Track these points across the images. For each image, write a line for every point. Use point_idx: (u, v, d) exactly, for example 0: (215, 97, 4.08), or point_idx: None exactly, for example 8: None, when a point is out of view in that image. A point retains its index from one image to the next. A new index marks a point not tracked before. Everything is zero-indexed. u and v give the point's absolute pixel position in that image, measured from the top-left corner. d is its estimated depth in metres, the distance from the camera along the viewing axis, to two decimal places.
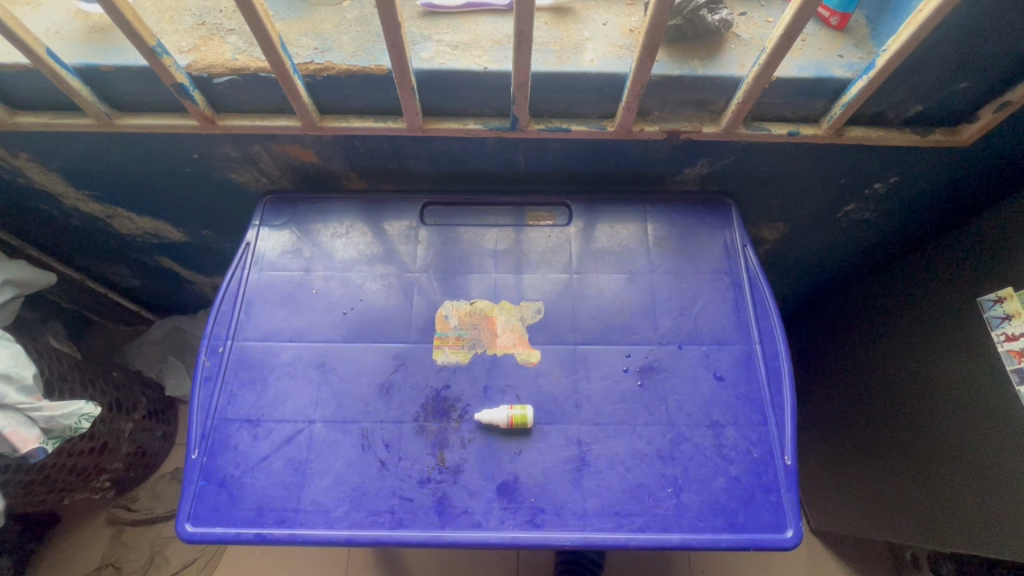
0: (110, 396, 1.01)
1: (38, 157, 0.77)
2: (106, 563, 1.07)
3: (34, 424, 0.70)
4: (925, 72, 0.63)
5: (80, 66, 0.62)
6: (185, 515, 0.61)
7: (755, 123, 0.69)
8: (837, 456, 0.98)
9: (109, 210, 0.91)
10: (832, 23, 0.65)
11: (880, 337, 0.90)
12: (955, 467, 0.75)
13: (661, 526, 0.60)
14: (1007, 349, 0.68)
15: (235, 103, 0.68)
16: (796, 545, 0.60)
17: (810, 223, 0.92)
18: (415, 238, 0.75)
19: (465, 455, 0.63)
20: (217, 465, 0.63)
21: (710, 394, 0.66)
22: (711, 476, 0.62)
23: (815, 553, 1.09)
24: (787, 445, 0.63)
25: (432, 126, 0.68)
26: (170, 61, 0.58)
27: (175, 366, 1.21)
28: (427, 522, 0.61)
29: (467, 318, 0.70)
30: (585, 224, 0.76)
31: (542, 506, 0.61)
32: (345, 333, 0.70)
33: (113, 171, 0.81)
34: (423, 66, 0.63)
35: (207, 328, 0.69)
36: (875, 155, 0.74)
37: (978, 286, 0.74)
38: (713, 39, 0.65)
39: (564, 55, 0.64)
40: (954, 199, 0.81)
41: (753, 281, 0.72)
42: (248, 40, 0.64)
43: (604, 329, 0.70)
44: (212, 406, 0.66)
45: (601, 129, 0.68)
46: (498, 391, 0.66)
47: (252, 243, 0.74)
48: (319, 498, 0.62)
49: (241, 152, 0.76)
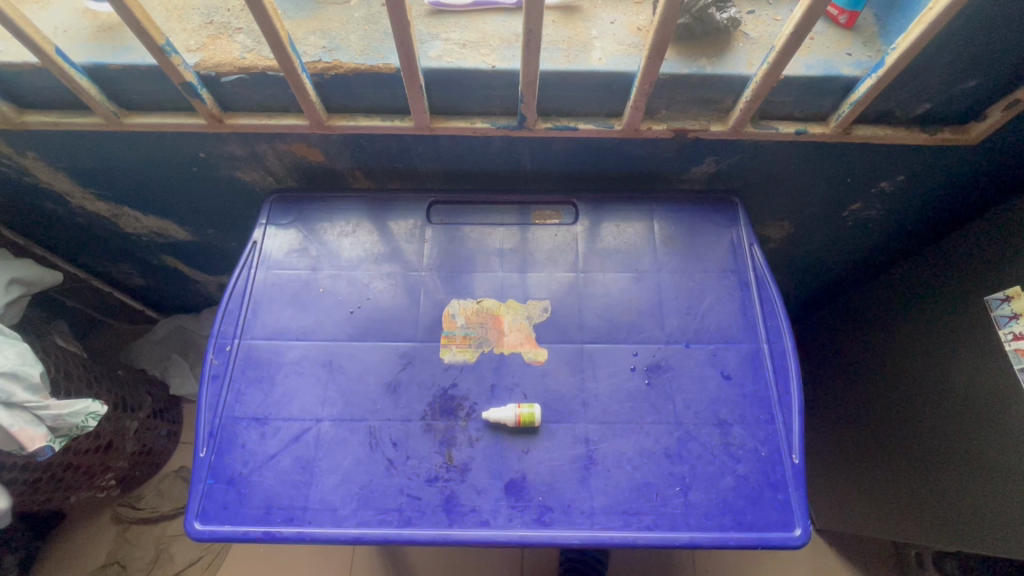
0: (115, 394, 1.02)
1: (45, 156, 0.77)
2: (112, 561, 1.07)
3: (41, 422, 0.70)
4: (934, 70, 0.63)
5: (88, 65, 0.62)
6: (193, 512, 0.61)
7: (762, 122, 0.69)
8: (842, 455, 0.99)
9: (115, 209, 0.91)
10: (840, 22, 0.65)
11: (886, 336, 0.90)
12: (959, 467, 0.75)
13: (668, 525, 0.60)
14: (1014, 347, 0.68)
15: (243, 102, 0.68)
16: (804, 544, 0.60)
17: (815, 223, 0.92)
18: (421, 237, 0.75)
19: (472, 454, 0.63)
20: (226, 463, 0.63)
21: (717, 393, 0.66)
22: (719, 475, 0.62)
23: (819, 552, 1.09)
24: (795, 444, 0.63)
25: (439, 124, 0.68)
26: (178, 59, 0.58)
27: (178, 363, 1.21)
28: (435, 520, 0.61)
29: (474, 317, 0.70)
30: (590, 223, 0.76)
31: (550, 504, 0.61)
32: (352, 332, 0.70)
33: (119, 170, 0.81)
34: (431, 64, 0.63)
35: (214, 327, 0.69)
36: (882, 154, 0.74)
37: (985, 285, 0.74)
38: (721, 37, 0.65)
39: (572, 53, 0.64)
40: (961, 197, 0.81)
41: (760, 279, 0.72)
42: (256, 39, 0.64)
43: (611, 328, 0.70)
44: (220, 404, 0.66)
45: (608, 128, 0.68)
46: (505, 390, 0.66)
47: (258, 242, 0.75)
48: (327, 497, 0.62)
49: (247, 151, 0.76)
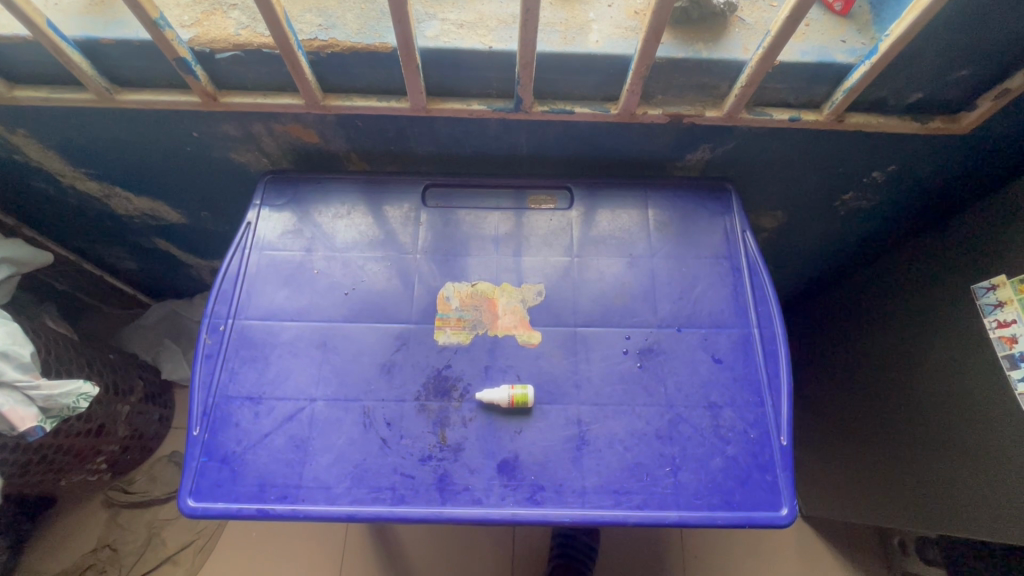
0: (106, 378, 1.01)
1: (36, 133, 0.76)
2: (103, 545, 1.07)
3: (31, 403, 0.69)
4: (926, 60, 0.64)
5: (80, 38, 0.61)
6: (187, 490, 0.61)
7: (757, 109, 0.69)
8: (831, 444, 1.00)
9: (107, 189, 0.90)
10: (835, 8, 0.65)
11: (874, 329, 0.91)
12: (946, 456, 0.76)
13: (658, 504, 0.61)
14: (999, 335, 0.69)
15: (237, 81, 0.68)
16: (790, 523, 0.61)
17: (808, 211, 0.93)
18: (416, 221, 0.75)
19: (465, 434, 0.64)
20: (219, 442, 0.63)
21: (708, 376, 0.67)
22: (708, 456, 0.63)
23: (806, 539, 1.11)
24: (783, 427, 0.64)
25: (436, 106, 0.68)
26: (172, 34, 0.57)
27: (171, 349, 1.21)
28: (428, 498, 0.61)
29: (468, 300, 0.71)
30: (585, 209, 0.76)
31: (542, 483, 0.62)
32: (347, 313, 0.70)
33: (110, 149, 0.80)
34: (427, 44, 0.63)
35: (208, 306, 0.69)
36: (874, 143, 0.75)
37: (971, 273, 0.75)
38: (717, 23, 0.65)
39: (568, 35, 0.64)
40: (952, 186, 0.82)
41: (753, 266, 0.72)
42: (252, 16, 0.64)
43: (604, 313, 0.70)
44: (214, 383, 0.66)
45: (604, 111, 0.68)
46: (499, 371, 0.67)
47: (252, 224, 0.74)
48: (320, 475, 0.62)
49: (241, 131, 0.76)
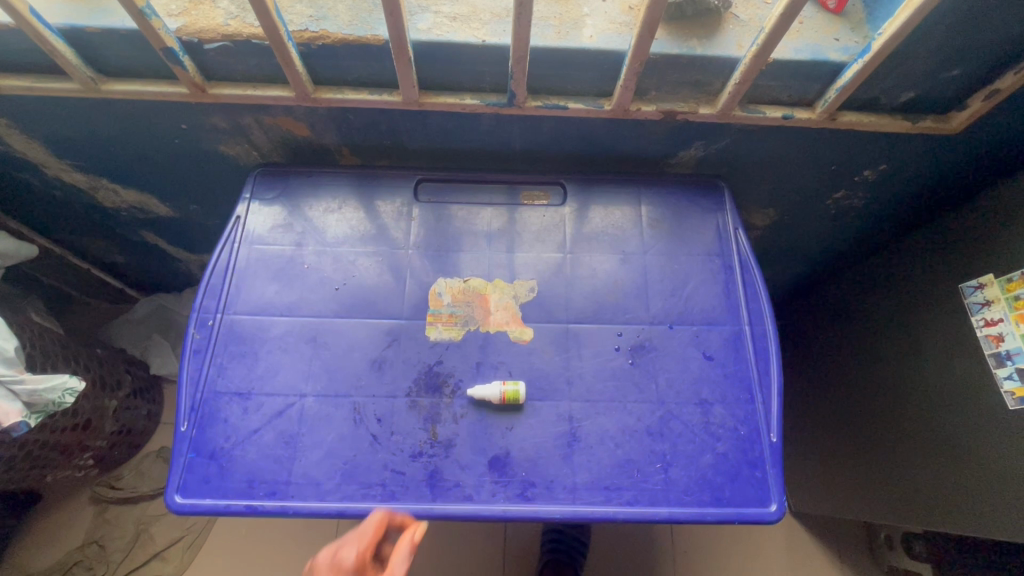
0: (93, 373, 1.00)
1: (19, 123, 0.75)
2: (91, 541, 1.06)
3: (16, 398, 0.68)
4: (918, 59, 0.64)
5: (64, 26, 0.60)
6: (174, 486, 0.61)
7: (750, 106, 0.69)
8: (820, 441, 1.00)
9: (93, 181, 0.89)
10: (829, 6, 0.65)
11: (863, 327, 0.92)
12: (932, 453, 0.77)
13: (648, 500, 0.61)
14: (985, 333, 0.70)
15: (226, 72, 0.67)
16: (779, 519, 0.62)
17: (800, 209, 0.93)
18: (408, 216, 0.75)
19: (456, 430, 0.64)
20: (207, 438, 0.63)
21: (699, 373, 0.67)
22: (699, 453, 0.63)
23: (795, 534, 1.12)
24: (773, 423, 0.65)
25: (428, 100, 0.67)
26: (159, 23, 0.56)
27: (159, 344, 1.20)
28: (419, 495, 0.61)
29: (460, 296, 0.70)
30: (578, 205, 0.76)
31: (533, 479, 0.62)
32: (338, 308, 0.69)
33: (97, 140, 0.79)
34: (420, 36, 0.62)
35: (196, 301, 0.68)
36: (865, 141, 0.75)
37: (960, 271, 0.76)
38: (711, 19, 0.65)
39: (562, 30, 0.64)
40: (942, 185, 0.82)
41: (745, 264, 0.72)
42: (241, 6, 0.63)
43: (596, 309, 0.70)
44: (202, 379, 0.65)
45: (598, 107, 0.68)
46: (491, 367, 0.67)
47: (242, 218, 0.73)
48: (309, 471, 0.62)
49: (231, 123, 0.75)
